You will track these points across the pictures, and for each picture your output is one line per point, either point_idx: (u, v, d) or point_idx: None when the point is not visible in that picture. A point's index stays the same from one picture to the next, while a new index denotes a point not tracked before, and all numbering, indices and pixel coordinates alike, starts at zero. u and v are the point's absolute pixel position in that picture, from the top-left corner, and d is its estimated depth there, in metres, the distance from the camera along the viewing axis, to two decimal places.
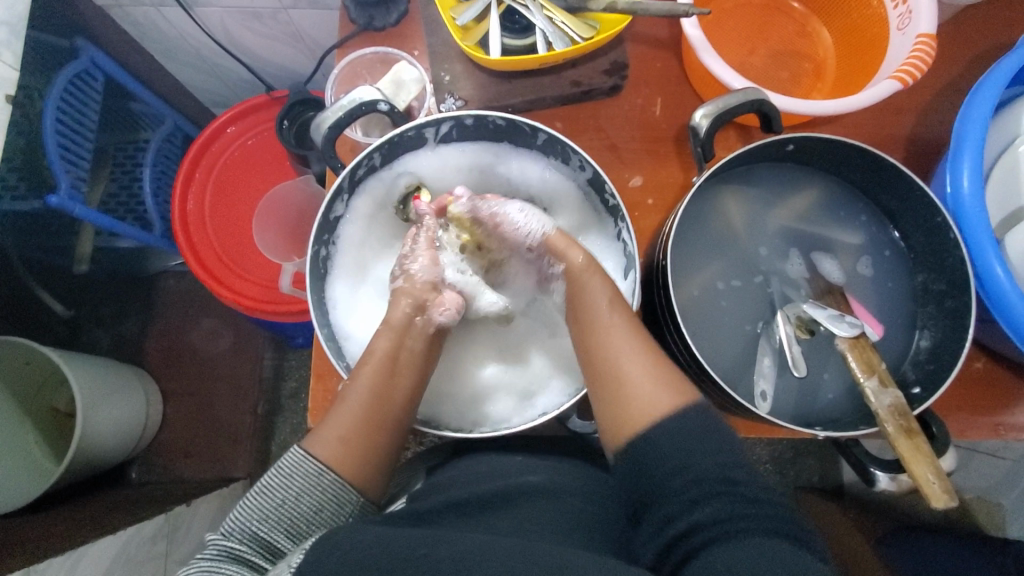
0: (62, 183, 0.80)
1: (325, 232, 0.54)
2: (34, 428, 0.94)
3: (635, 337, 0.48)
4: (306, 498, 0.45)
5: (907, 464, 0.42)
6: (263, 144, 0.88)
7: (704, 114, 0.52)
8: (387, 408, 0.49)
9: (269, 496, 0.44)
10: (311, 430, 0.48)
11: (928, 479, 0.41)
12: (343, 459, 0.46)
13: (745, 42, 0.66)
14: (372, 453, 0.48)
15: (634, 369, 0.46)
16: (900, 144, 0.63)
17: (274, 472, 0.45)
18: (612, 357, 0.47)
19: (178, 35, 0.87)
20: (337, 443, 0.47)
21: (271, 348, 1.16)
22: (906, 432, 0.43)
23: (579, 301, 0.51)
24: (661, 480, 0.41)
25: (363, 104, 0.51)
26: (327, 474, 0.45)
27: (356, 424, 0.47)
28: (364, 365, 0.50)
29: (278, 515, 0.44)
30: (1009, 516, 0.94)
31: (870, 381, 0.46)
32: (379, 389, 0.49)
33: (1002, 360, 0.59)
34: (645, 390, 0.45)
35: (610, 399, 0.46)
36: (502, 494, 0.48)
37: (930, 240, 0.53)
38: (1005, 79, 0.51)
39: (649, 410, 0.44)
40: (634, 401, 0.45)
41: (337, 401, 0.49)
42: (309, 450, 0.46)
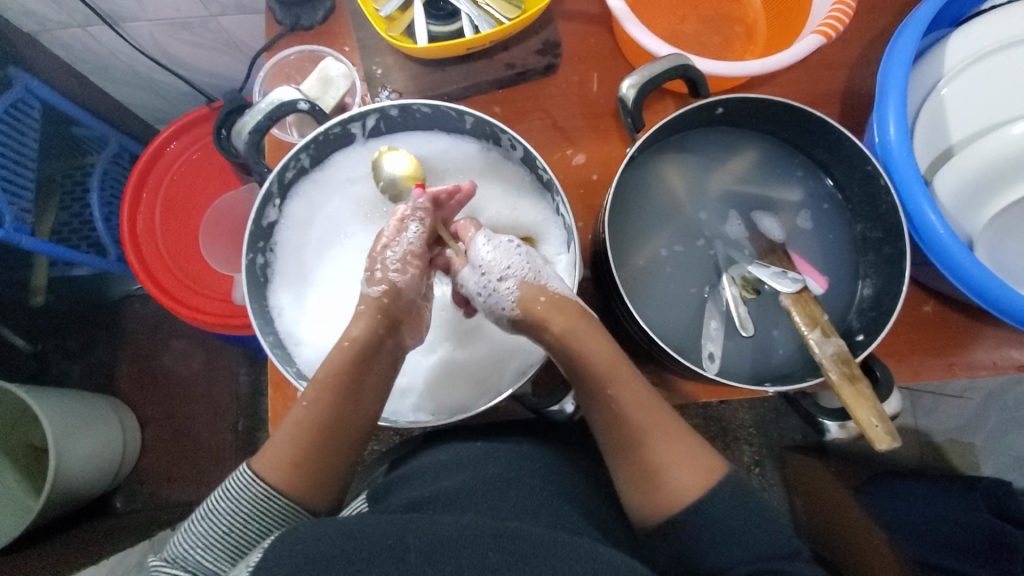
0: (6, 216, 0.78)
1: (259, 239, 0.54)
2: (9, 467, 0.93)
3: (655, 415, 0.46)
4: (256, 522, 0.43)
5: (852, 410, 0.42)
6: (207, 157, 0.86)
7: (631, 84, 0.51)
8: (345, 431, 0.47)
9: (214, 522, 0.43)
10: (262, 450, 0.46)
11: (871, 423, 0.41)
12: (294, 485, 0.44)
13: (675, 10, 0.66)
14: (326, 474, 0.46)
15: (658, 451, 0.44)
16: (834, 99, 0.64)
17: (223, 494, 0.44)
18: (642, 443, 0.45)
19: (110, 53, 0.85)
20: (287, 467, 0.45)
21: (246, 363, 1.12)
22: (849, 379, 0.43)
23: (590, 385, 0.47)
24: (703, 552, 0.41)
25: (282, 106, 0.50)
26: (276, 499, 0.44)
27: (310, 450, 0.45)
28: (321, 390, 0.47)
29: (223, 543, 0.43)
30: (981, 455, 0.96)
31: (814, 333, 0.47)
32: (338, 412, 0.46)
33: (949, 301, 0.60)
34: (680, 474, 0.43)
35: (640, 480, 0.44)
36: (460, 490, 0.46)
37: (865, 190, 0.54)
38: (922, 25, 0.52)
39: (682, 495, 0.43)
40: (665, 488, 0.43)
41: (289, 422, 0.47)
42: (256, 470, 0.45)
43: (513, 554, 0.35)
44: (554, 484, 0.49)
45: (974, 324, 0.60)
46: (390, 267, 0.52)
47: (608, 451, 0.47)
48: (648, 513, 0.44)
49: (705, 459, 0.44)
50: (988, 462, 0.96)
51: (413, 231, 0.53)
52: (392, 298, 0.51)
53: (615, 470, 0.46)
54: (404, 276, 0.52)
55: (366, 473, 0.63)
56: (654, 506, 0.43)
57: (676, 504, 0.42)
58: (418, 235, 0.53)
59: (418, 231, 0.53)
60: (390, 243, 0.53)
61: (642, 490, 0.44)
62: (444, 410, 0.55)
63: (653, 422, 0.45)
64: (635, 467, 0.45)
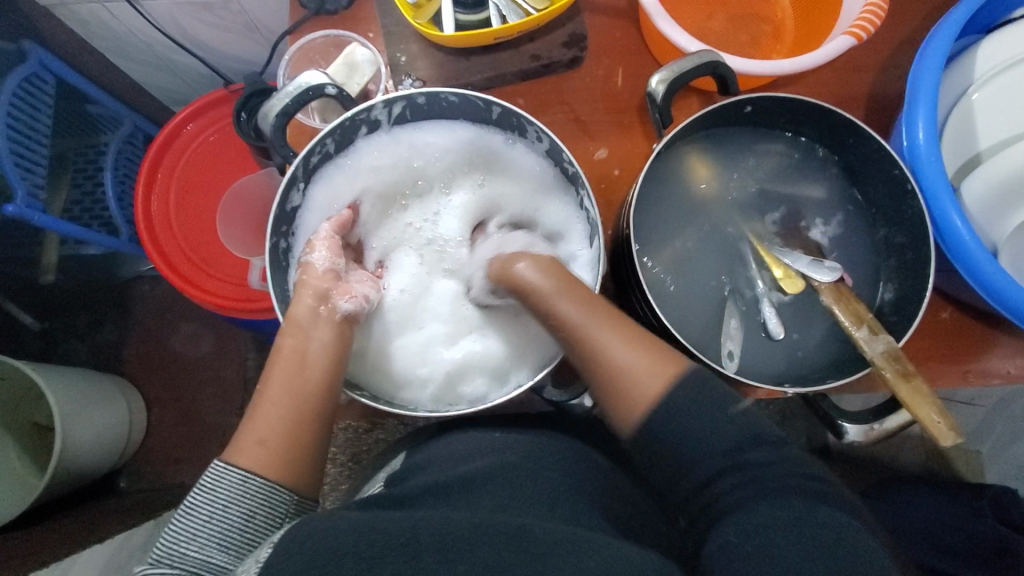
0: (20, 192, 0.78)
1: (283, 224, 0.54)
2: (15, 443, 0.93)
3: (589, 345, 0.46)
4: (236, 509, 0.42)
5: (910, 407, 0.43)
6: (224, 139, 0.86)
7: (660, 80, 0.51)
8: (307, 399, 0.48)
9: (193, 516, 0.41)
10: (230, 443, 0.46)
11: (932, 419, 0.43)
12: (267, 462, 0.44)
13: (702, 6, 0.66)
14: (298, 451, 0.46)
15: (614, 347, 0.46)
16: (860, 102, 0.63)
17: (196, 489, 0.42)
18: (601, 371, 0.46)
19: (128, 31, 0.84)
20: (259, 447, 0.44)
21: (254, 347, 1.10)
22: (903, 376, 0.44)
23: (557, 323, 0.50)
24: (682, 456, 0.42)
25: (310, 90, 0.50)
26: (252, 479, 0.43)
27: (277, 426, 0.46)
28: (272, 364, 0.49)
29: (207, 530, 0.41)
30: (986, 463, 0.95)
31: (861, 331, 0.48)
32: (297, 381, 0.48)
33: (968, 309, 0.60)
34: (633, 366, 0.45)
35: (608, 390, 0.46)
36: (483, 474, 0.47)
37: (891, 194, 0.54)
38: (956, 30, 0.51)
39: (649, 387, 0.44)
40: (629, 382, 0.45)
41: (253, 406, 0.47)
42: (228, 459, 0.44)
43: (524, 551, 0.34)
44: (571, 475, 0.49)
45: (991, 331, 0.59)
46: (310, 250, 0.54)
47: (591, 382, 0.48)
48: (615, 417, 0.46)
49: (650, 357, 0.45)
50: (992, 471, 0.96)
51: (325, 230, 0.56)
52: (311, 275, 0.53)
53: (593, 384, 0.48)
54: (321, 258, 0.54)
55: (377, 459, 0.64)
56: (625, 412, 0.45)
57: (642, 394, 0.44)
58: (329, 229, 0.56)
59: (326, 227, 0.56)
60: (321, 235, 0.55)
61: (613, 395, 0.46)
62: (463, 401, 0.55)
63: (583, 360, 0.47)
64: (596, 366, 0.47)
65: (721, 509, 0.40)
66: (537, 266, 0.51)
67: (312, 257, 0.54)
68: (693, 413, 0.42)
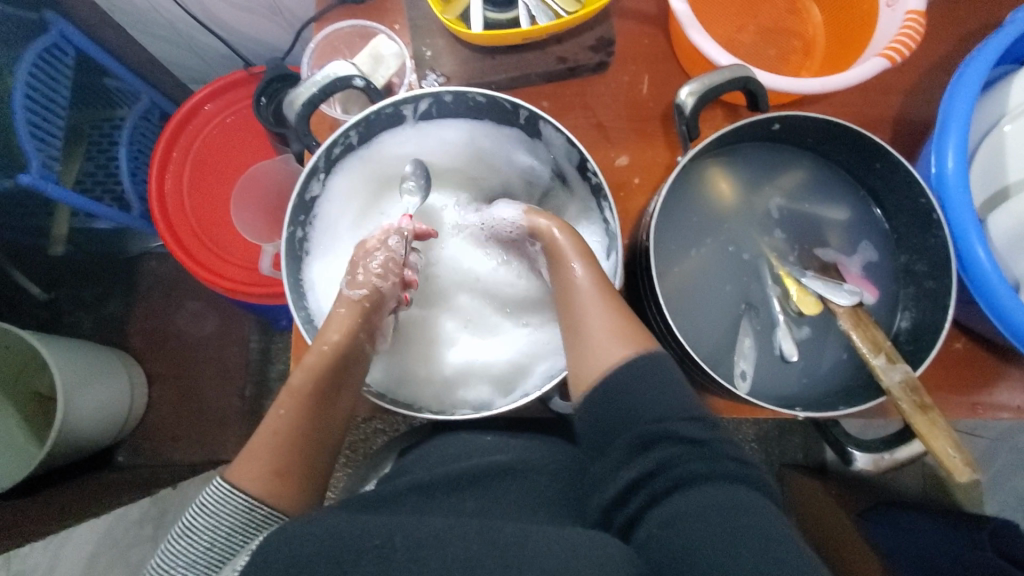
0: (34, 162, 0.78)
1: (301, 212, 0.54)
2: (16, 411, 0.93)
3: (576, 295, 0.48)
4: (237, 536, 0.43)
5: (926, 440, 0.43)
6: (242, 122, 0.85)
7: (689, 92, 0.51)
8: (322, 429, 0.49)
9: (193, 540, 0.42)
10: (234, 461, 0.45)
11: (948, 453, 0.42)
12: (276, 490, 0.44)
13: (733, 18, 0.65)
14: (307, 478, 0.46)
15: (591, 314, 0.46)
16: (887, 124, 0.63)
17: (198, 510, 0.43)
18: (576, 338, 0.47)
19: (150, 9, 0.83)
20: (269, 476, 0.44)
21: (257, 330, 1.12)
22: (920, 408, 0.44)
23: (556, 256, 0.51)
24: (620, 432, 0.41)
25: (339, 80, 0.50)
26: (259, 508, 0.43)
27: (290, 454, 0.46)
28: (288, 395, 0.48)
29: (207, 558, 0.42)
30: (985, 493, 0.95)
31: (878, 359, 0.47)
32: (314, 412, 0.48)
33: (981, 340, 0.59)
34: (598, 336, 0.45)
35: (575, 352, 0.46)
36: (465, 477, 0.48)
37: (917, 221, 0.53)
38: (992, 59, 0.51)
39: (607, 361, 0.44)
40: (595, 353, 0.45)
41: (262, 428, 0.47)
42: (234, 484, 0.44)
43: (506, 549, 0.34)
44: (561, 481, 0.48)
45: (1003, 363, 0.59)
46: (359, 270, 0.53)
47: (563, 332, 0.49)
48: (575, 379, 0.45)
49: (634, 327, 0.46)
50: (991, 500, 0.95)
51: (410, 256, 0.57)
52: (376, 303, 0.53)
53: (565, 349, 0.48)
54: (386, 282, 0.54)
55: (374, 456, 0.64)
56: (587, 376, 0.44)
57: (602, 366, 0.44)
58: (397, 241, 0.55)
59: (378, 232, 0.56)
60: (374, 249, 0.54)
61: (579, 361, 0.46)
62: (468, 405, 0.55)
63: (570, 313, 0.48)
64: (573, 333, 0.47)
65: (648, 492, 0.37)
66: (570, 238, 0.51)
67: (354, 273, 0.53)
68: (648, 390, 0.42)
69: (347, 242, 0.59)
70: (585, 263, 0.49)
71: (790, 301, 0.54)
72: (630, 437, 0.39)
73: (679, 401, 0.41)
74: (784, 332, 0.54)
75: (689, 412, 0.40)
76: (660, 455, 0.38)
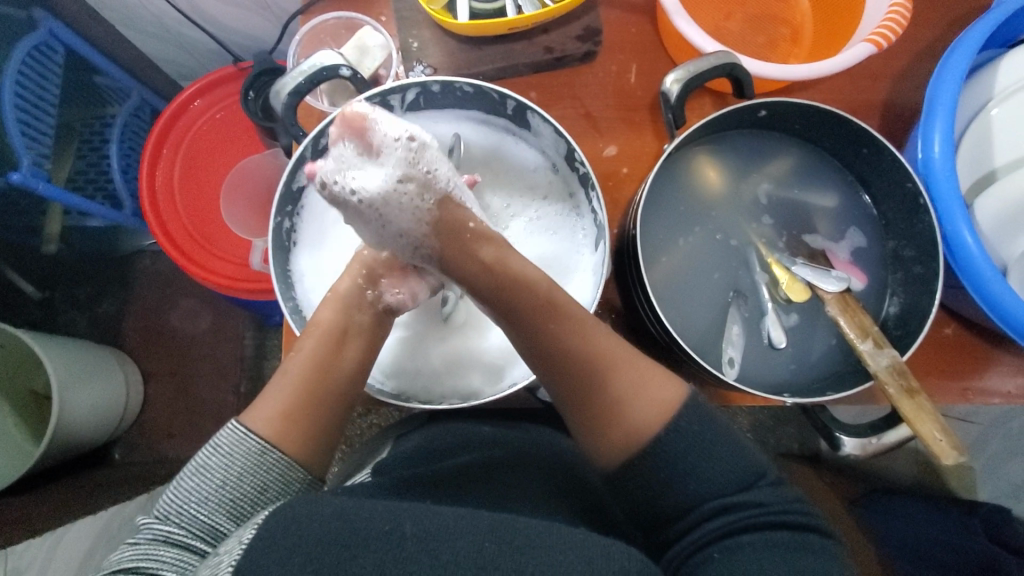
0: (24, 160, 0.78)
1: (287, 203, 0.54)
2: (12, 410, 0.93)
3: (580, 360, 0.47)
4: (248, 479, 0.44)
5: (913, 424, 0.43)
6: (232, 117, 0.85)
7: (675, 79, 0.51)
8: (332, 378, 0.49)
9: (207, 478, 0.44)
10: (250, 407, 0.47)
11: (935, 437, 0.42)
12: (282, 436, 0.46)
13: (720, 6, 0.64)
14: (314, 429, 0.47)
15: (612, 380, 0.46)
16: (876, 111, 0.62)
17: (212, 450, 0.45)
18: (595, 405, 0.46)
19: (137, 5, 0.82)
20: (278, 420, 0.46)
21: (252, 326, 1.11)
22: (907, 392, 0.44)
23: (532, 308, 0.48)
24: (672, 490, 0.44)
25: (324, 70, 0.50)
26: (268, 452, 0.45)
27: (300, 397, 0.47)
28: (307, 337, 0.50)
29: (219, 496, 0.43)
30: (979, 480, 0.95)
31: (865, 344, 0.47)
32: (323, 358, 0.49)
33: (970, 325, 0.59)
34: (629, 402, 0.45)
35: (596, 422, 0.46)
36: (460, 474, 0.47)
37: (904, 207, 0.53)
38: (978, 43, 0.50)
39: (644, 423, 0.45)
40: (625, 419, 0.45)
41: (278, 373, 0.49)
42: (246, 425, 0.46)
43: (506, 543, 0.33)
44: (552, 478, 0.49)
45: (992, 348, 0.59)
46: None
47: (564, 398, 0.48)
48: (606, 449, 0.46)
49: (657, 376, 0.47)
50: (984, 486, 0.95)
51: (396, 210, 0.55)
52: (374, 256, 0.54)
53: (574, 415, 0.47)
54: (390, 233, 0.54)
55: (365, 448, 0.64)
56: (616, 447, 0.45)
57: (640, 434, 0.44)
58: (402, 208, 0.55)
59: None
60: None
61: (605, 431, 0.46)
62: (456, 393, 0.55)
63: (568, 370, 0.47)
64: (590, 404, 0.46)
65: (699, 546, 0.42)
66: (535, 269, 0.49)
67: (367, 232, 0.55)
68: (693, 454, 0.44)
69: (336, 234, 0.59)
70: (574, 314, 0.48)
71: (778, 289, 0.54)
72: (690, 501, 0.43)
73: (732, 455, 0.44)
74: (771, 315, 0.54)
75: (741, 469, 0.44)
76: (720, 518, 0.42)
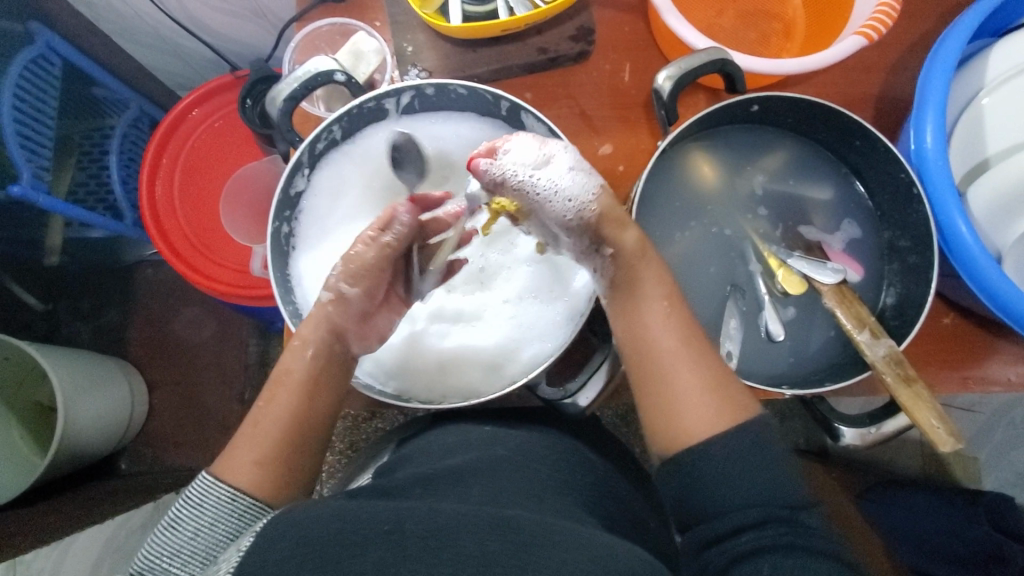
0: (24, 173, 0.78)
1: (286, 208, 0.55)
2: (17, 422, 0.94)
3: (673, 346, 0.47)
4: (221, 526, 0.44)
5: (911, 413, 0.43)
6: (230, 125, 0.86)
7: (667, 76, 0.51)
8: (303, 425, 0.48)
9: (178, 530, 0.43)
10: (222, 455, 0.47)
11: (933, 424, 0.42)
12: (257, 482, 0.45)
13: (712, 3, 0.65)
14: (288, 472, 0.47)
15: (685, 377, 0.46)
16: (869, 103, 0.63)
17: (183, 503, 0.44)
18: (664, 395, 0.46)
19: (135, 16, 0.83)
20: (250, 468, 0.46)
21: (256, 333, 1.11)
22: (904, 380, 0.44)
23: (634, 299, 0.48)
24: (719, 498, 0.41)
25: (319, 76, 0.50)
26: (240, 499, 0.44)
27: (270, 446, 0.47)
28: (277, 385, 0.49)
29: (191, 547, 0.43)
30: (984, 470, 0.95)
31: (863, 335, 0.47)
32: (294, 405, 0.48)
33: (969, 314, 0.60)
34: (700, 402, 0.45)
35: (659, 413, 0.46)
36: (467, 469, 0.47)
37: (898, 198, 0.53)
38: (967, 33, 0.51)
39: (704, 426, 0.44)
40: (688, 418, 0.45)
41: (248, 423, 0.48)
42: (218, 475, 0.45)
43: (507, 541, 0.34)
44: (558, 470, 0.49)
45: (991, 337, 0.59)
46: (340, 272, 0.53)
47: (637, 381, 0.48)
48: (664, 441, 0.45)
49: (731, 390, 0.46)
50: (989, 476, 0.95)
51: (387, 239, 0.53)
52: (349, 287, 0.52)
53: (642, 401, 0.48)
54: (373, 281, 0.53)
55: (370, 452, 0.64)
56: (671, 437, 0.45)
57: (694, 435, 0.44)
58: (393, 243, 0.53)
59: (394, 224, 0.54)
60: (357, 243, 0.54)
61: (666, 423, 0.45)
62: (457, 393, 0.56)
63: (653, 357, 0.47)
64: (657, 389, 0.47)
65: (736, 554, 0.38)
66: (653, 266, 0.48)
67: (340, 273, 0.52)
68: (740, 462, 0.42)
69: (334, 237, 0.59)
70: (633, 234, 0.48)
71: (775, 282, 0.54)
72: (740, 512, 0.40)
73: (786, 480, 0.41)
74: (768, 308, 0.54)
75: (792, 488, 0.41)
76: (762, 529, 0.39)
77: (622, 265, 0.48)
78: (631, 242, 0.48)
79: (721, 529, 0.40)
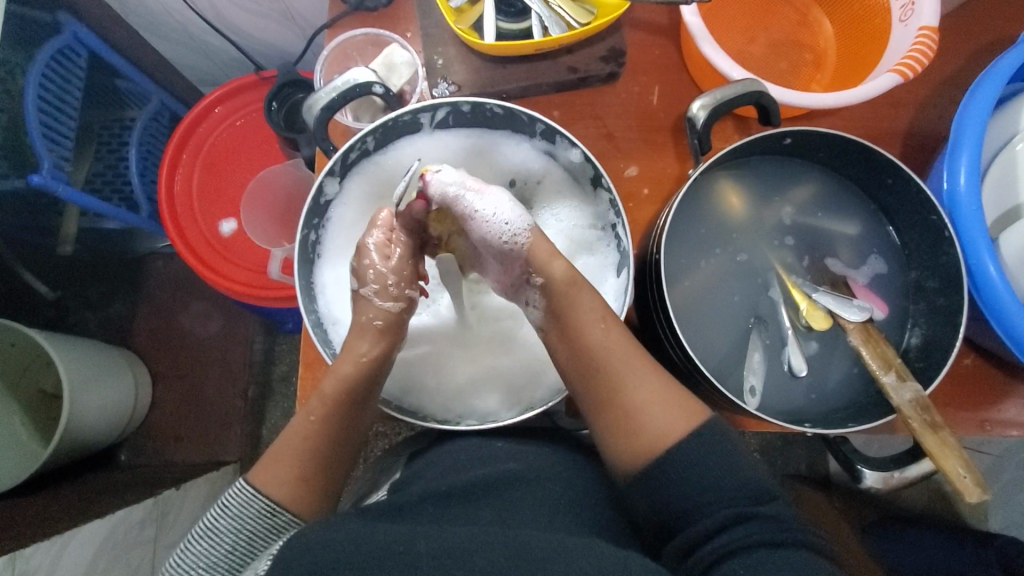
0: (45, 162, 0.78)
1: (314, 217, 0.55)
2: (21, 409, 0.93)
3: (621, 363, 0.48)
4: (259, 539, 0.46)
5: (937, 460, 0.43)
6: (253, 125, 0.86)
7: (702, 105, 0.51)
8: (342, 442, 0.50)
9: (216, 540, 0.45)
10: (260, 462, 0.48)
11: (960, 474, 0.42)
12: (297, 498, 0.47)
13: (745, 30, 0.65)
14: (325, 486, 0.49)
15: (636, 390, 0.47)
16: (898, 139, 0.63)
17: (221, 511, 0.46)
18: (615, 410, 0.47)
19: (163, 12, 0.83)
20: (293, 483, 0.47)
21: (262, 332, 1.12)
22: (931, 427, 0.44)
23: (569, 319, 0.50)
24: (694, 502, 0.42)
25: (357, 88, 0.51)
26: (280, 515, 0.46)
27: (312, 461, 0.48)
28: (316, 402, 0.49)
29: (228, 560, 0.45)
30: (989, 509, 0.94)
31: (889, 376, 0.47)
32: (335, 425, 0.49)
33: (990, 357, 0.59)
34: (650, 412, 0.46)
35: (616, 428, 0.46)
36: (480, 486, 0.47)
37: (927, 237, 0.53)
38: (1005, 78, 0.50)
39: (665, 432, 0.45)
40: (645, 427, 0.45)
41: (285, 435, 0.49)
42: (258, 488, 0.46)
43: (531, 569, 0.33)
44: (572, 491, 0.49)
45: (1011, 381, 0.59)
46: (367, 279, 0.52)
47: (586, 395, 0.49)
48: (625, 456, 0.46)
49: (680, 395, 0.46)
50: (994, 514, 0.95)
51: (398, 254, 0.53)
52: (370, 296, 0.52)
53: (595, 420, 0.48)
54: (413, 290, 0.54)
55: (380, 462, 0.64)
56: (638, 452, 0.45)
57: (659, 443, 0.44)
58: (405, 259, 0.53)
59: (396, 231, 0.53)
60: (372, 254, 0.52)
61: (624, 436, 0.46)
62: (473, 414, 0.55)
63: (601, 370, 0.48)
64: (610, 402, 0.47)
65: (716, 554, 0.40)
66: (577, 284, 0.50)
67: (376, 287, 0.52)
68: (701, 463, 0.43)
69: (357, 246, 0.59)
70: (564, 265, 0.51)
71: (799, 315, 0.54)
72: (713, 515, 0.41)
73: (746, 476, 0.43)
74: (795, 344, 0.54)
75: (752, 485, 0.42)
76: (733, 529, 0.40)
77: (557, 295, 0.50)
78: (561, 273, 0.50)
79: (698, 530, 0.41)
